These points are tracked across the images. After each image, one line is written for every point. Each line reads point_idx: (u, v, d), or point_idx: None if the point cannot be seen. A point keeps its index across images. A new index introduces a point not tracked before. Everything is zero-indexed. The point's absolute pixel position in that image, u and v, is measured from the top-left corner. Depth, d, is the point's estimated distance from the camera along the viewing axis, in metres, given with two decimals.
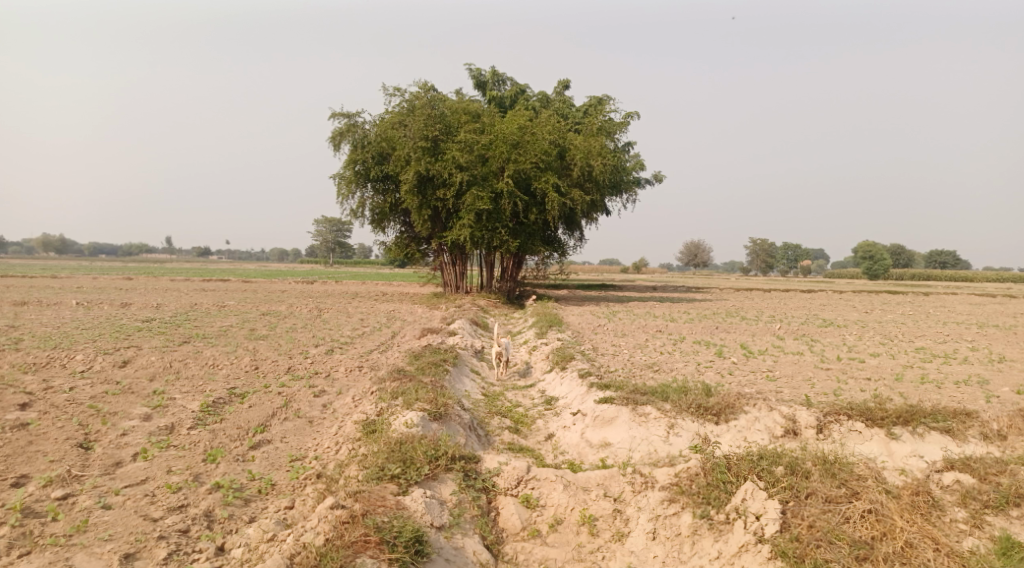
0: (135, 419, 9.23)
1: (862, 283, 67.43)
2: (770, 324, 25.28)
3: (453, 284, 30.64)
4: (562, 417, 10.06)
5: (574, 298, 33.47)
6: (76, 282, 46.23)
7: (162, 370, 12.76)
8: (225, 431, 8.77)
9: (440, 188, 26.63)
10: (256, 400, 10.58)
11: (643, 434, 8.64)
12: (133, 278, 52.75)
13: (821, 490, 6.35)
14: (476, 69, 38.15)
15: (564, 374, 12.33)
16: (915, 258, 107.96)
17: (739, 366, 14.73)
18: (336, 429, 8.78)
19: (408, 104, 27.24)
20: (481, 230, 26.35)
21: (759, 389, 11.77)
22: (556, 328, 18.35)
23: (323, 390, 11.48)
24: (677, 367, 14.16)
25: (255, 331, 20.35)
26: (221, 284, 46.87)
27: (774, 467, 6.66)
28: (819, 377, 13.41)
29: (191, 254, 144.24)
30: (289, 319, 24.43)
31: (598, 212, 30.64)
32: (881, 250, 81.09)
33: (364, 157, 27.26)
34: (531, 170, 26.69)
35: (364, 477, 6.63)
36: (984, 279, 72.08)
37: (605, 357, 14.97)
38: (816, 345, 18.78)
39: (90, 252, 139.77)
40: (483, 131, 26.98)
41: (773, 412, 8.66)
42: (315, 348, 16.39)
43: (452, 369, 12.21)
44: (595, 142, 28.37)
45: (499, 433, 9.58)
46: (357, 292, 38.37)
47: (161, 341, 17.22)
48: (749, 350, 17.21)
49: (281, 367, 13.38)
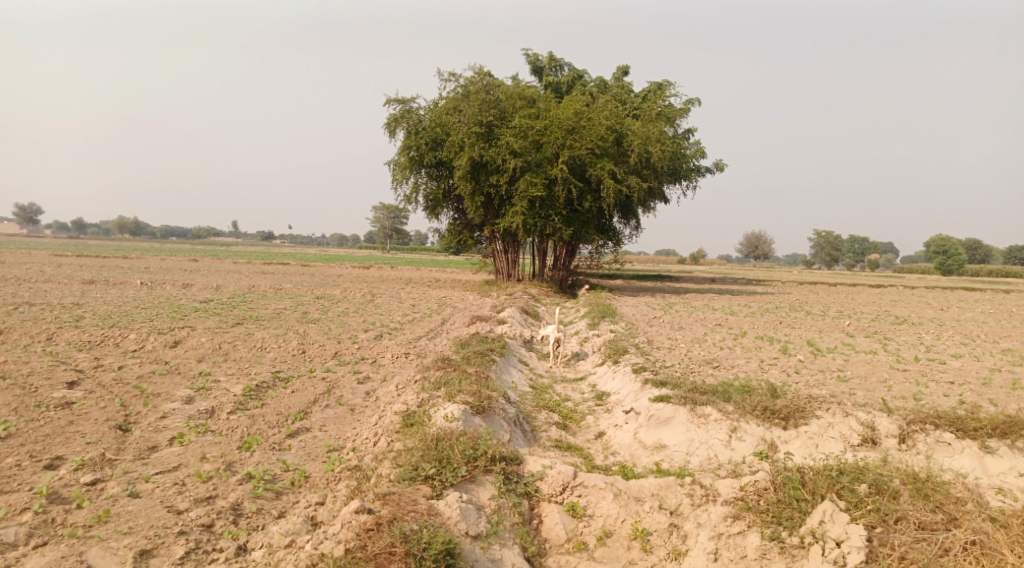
0: (176, 401, 9.05)
1: (936, 279, 64.39)
2: (838, 320, 24.09)
3: (506, 272, 30.22)
4: (614, 414, 9.50)
5: (629, 288, 32.70)
6: (143, 262, 47.60)
7: (210, 351, 12.66)
8: (264, 416, 8.50)
9: (494, 174, 26.16)
10: (300, 385, 10.33)
11: (703, 437, 8.06)
12: (196, 259, 54.03)
13: (913, 515, 5.63)
14: (533, 54, 37.54)
15: (617, 368, 11.74)
16: (993, 254, 102.64)
17: (806, 365, 13.88)
18: (376, 419, 8.41)
19: (463, 89, 26.87)
20: (534, 217, 25.81)
21: (828, 391, 10.98)
22: (610, 319, 17.71)
23: (368, 377, 11.19)
24: (739, 364, 13.41)
25: (307, 314, 20.32)
26: (281, 268, 47.57)
27: (857, 486, 5.96)
28: (895, 380, 12.51)
29: (256, 238, 148.33)
30: (342, 303, 24.40)
31: (656, 200, 29.74)
32: (957, 246, 77.23)
33: (419, 143, 26.95)
34: (586, 156, 25.99)
35: (398, 478, 6.22)
36: None
37: (661, 351, 14.31)
38: (889, 344, 17.71)
39: (160, 234, 145.16)
40: (538, 117, 26.41)
41: (849, 417, 8.02)
42: (363, 334, 16.17)
43: (500, 359, 11.78)
44: (653, 128, 27.47)
45: (546, 429, 9.09)
46: (411, 278, 38.38)
47: (213, 322, 17.26)
48: (815, 347, 16.29)
49: (328, 352, 13.16)
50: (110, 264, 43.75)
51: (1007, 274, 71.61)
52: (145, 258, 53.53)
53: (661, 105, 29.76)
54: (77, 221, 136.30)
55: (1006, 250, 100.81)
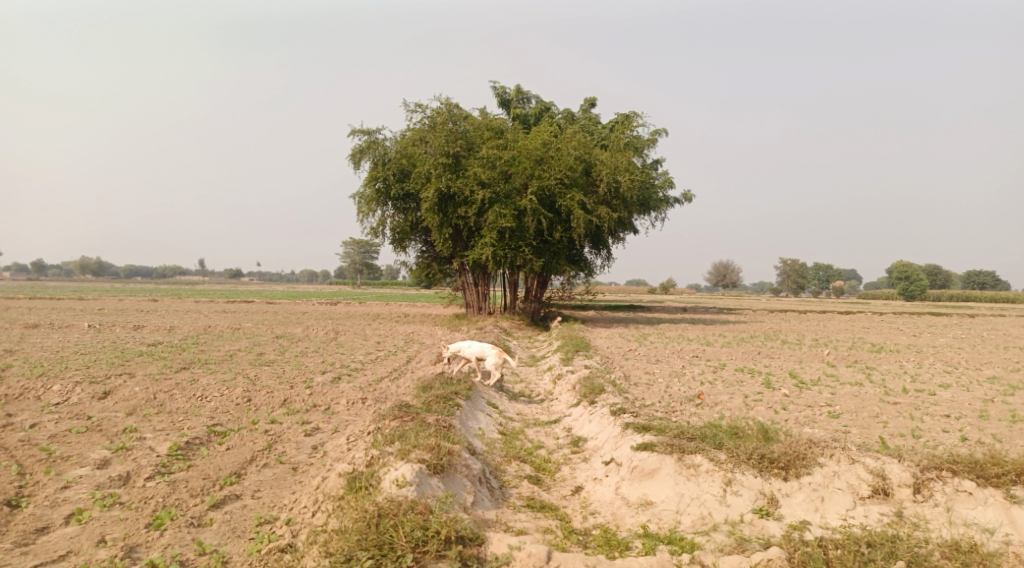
0: (87, 466, 7.81)
1: (901, 304, 65.09)
2: (816, 349, 23.48)
3: (475, 306, 29.19)
4: (592, 465, 8.46)
5: (602, 320, 31.86)
6: (98, 303, 45.51)
7: (143, 403, 11.38)
8: (187, 482, 7.31)
9: (462, 206, 25.31)
10: (238, 441, 9.14)
11: (694, 492, 7.08)
12: (157, 299, 52.03)
13: None
14: (500, 86, 37.09)
15: (593, 409, 10.73)
16: (953, 279, 104.69)
17: (793, 400, 13.03)
18: (319, 482, 7.26)
19: (429, 120, 26.08)
20: (504, 249, 24.92)
21: (823, 433, 10.07)
22: (584, 354, 16.75)
23: (318, 428, 10.02)
24: (723, 401, 12.48)
25: (262, 356, 19.03)
26: (244, 306, 45.93)
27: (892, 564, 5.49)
28: (889, 414, 11.77)
29: (223, 277, 145.66)
30: (302, 343, 23.13)
31: (627, 230, 29.11)
32: (920, 270, 78.24)
33: (385, 175, 26.01)
34: (555, 186, 25.31)
35: None
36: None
37: (639, 389, 13.38)
38: (873, 374, 16.97)
39: (126, 274, 142.53)
40: (506, 147, 25.72)
41: (856, 463, 7.09)
42: (320, 376, 14.94)
43: (465, 403, 10.69)
44: (622, 157, 26.94)
45: (517, 485, 8.06)
46: (378, 314, 37.09)
47: (156, 368, 15.90)
48: (799, 379, 15.47)
49: (276, 399, 11.97)
50: (65, 306, 41.79)
51: (970, 298, 72.49)
52: (102, 299, 51.33)
53: (630, 134, 29.29)
54: (36, 262, 132.33)
55: (967, 274, 102.67)
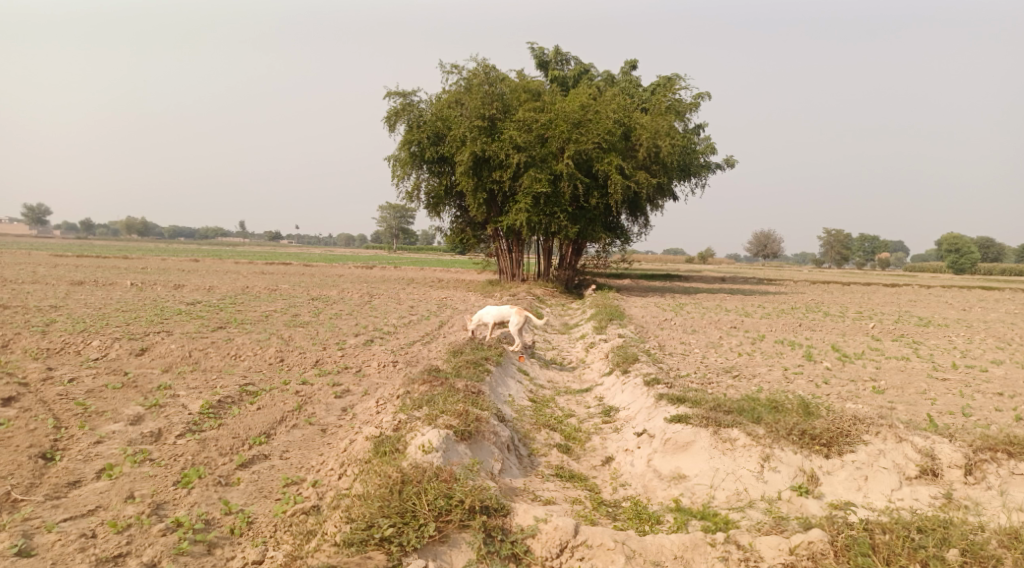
0: (120, 421, 7.86)
1: (948, 277, 63.19)
2: (859, 322, 22.83)
3: (510, 272, 28.99)
4: (624, 435, 8.25)
5: (637, 288, 31.44)
6: (141, 263, 46.43)
7: (178, 361, 11.48)
8: (217, 441, 7.30)
9: (497, 170, 24.97)
10: (268, 401, 9.13)
11: (730, 467, 6.83)
12: (198, 260, 52.91)
13: None
14: (538, 47, 36.33)
15: (626, 378, 10.51)
16: (1005, 252, 101.19)
17: (835, 374, 12.63)
18: (346, 445, 7.19)
19: (465, 82, 25.68)
20: (539, 215, 24.58)
21: (866, 409, 9.70)
22: (618, 322, 16.48)
23: (348, 390, 9.98)
24: (761, 374, 12.14)
25: (297, 317, 19.14)
26: (282, 268, 46.44)
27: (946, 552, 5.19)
28: (937, 391, 11.32)
29: (262, 239, 147.75)
30: (337, 305, 23.23)
31: (665, 197, 28.50)
32: (969, 243, 75.66)
33: (420, 138, 25.72)
34: (593, 151, 24.79)
35: (346, 541, 5.23)
36: None
37: (674, 359, 13.10)
38: (920, 349, 16.40)
39: (169, 235, 145.53)
40: (543, 110, 25.22)
41: (903, 442, 6.78)
42: (352, 339, 14.94)
43: (496, 369, 10.55)
44: (662, 121, 26.24)
45: (546, 453, 7.91)
46: (413, 278, 37.16)
47: (193, 327, 16.07)
48: (842, 352, 15.01)
49: (308, 360, 11.98)
50: (109, 265, 42.69)
51: (1022, 273, 69.93)
52: (146, 259, 52.40)
53: (671, 98, 28.49)
54: (84, 222, 135.74)
55: (1019, 248, 99.13)
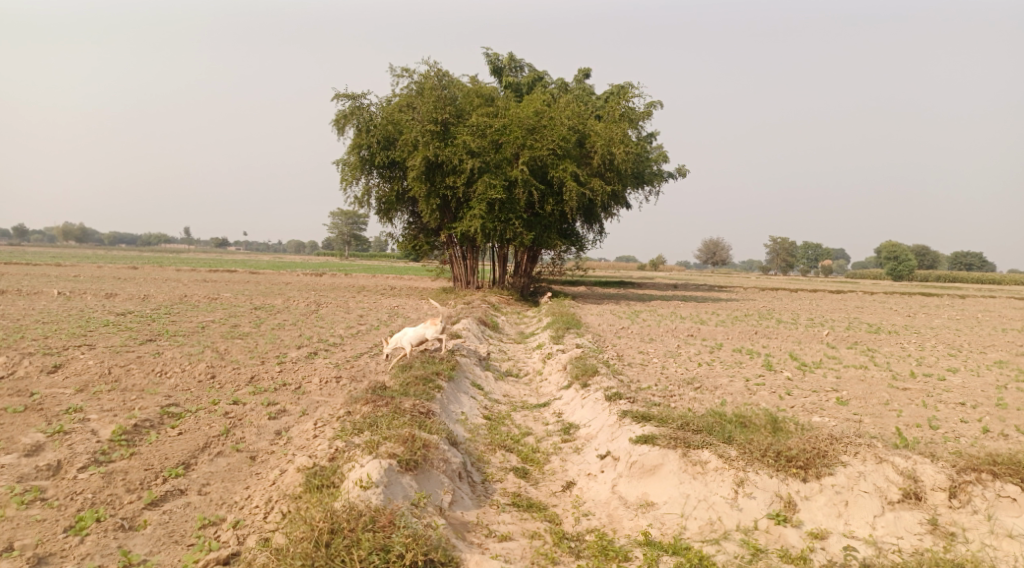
0: (14, 453, 6.90)
1: (889, 284, 64.94)
2: (813, 329, 22.75)
3: (463, 279, 28.25)
4: (585, 457, 7.63)
5: (592, 296, 31.04)
6: (75, 270, 44.10)
7: (96, 378, 10.44)
8: (126, 474, 6.41)
9: (450, 175, 24.25)
10: (193, 424, 8.22)
11: (701, 493, 6.28)
12: (138, 267, 50.70)
13: None
14: (493, 53, 35.76)
15: (587, 393, 9.90)
16: (940, 260, 104.81)
17: (797, 384, 12.26)
18: (276, 476, 6.38)
19: (417, 85, 24.93)
20: (494, 221, 23.93)
21: (834, 423, 9.28)
22: (575, 332, 15.88)
23: (284, 410, 9.12)
24: (723, 385, 11.69)
25: (236, 328, 18.04)
26: (227, 275, 44.69)
27: None
28: (901, 402, 11.04)
29: (208, 246, 143.70)
30: (281, 314, 22.16)
31: (619, 205, 28.18)
32: (908, 251, 77.92)
33: (370, 142, 24.83)
34: (548, 157, 24.31)
35: None
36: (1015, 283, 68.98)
37: (633, 370, 12.56)
38: (876, 357, 16.24)
39: (110, 241, 140.43)
40: (496, 115, 24.64)
41: (884, 462, 6.28)
42: (294, 352, 14.01)
43: (447, 385, 9.83)
44: (617, 128, 25.92)
45: (501, 479, 7.23)
46: (364, 286, 36.06)
47: (120, 339, 14.90)
48: (801, 362, 14.71)
49: (243, 376, 11.06)
50: (38, 273, 40.26)
51: (957, 279, 72.27)
52: (80, 266, 49.89)
53: (625, 105, 28.21)
54: (17, 228, 129.89)
55: (954, 255, 102.73)
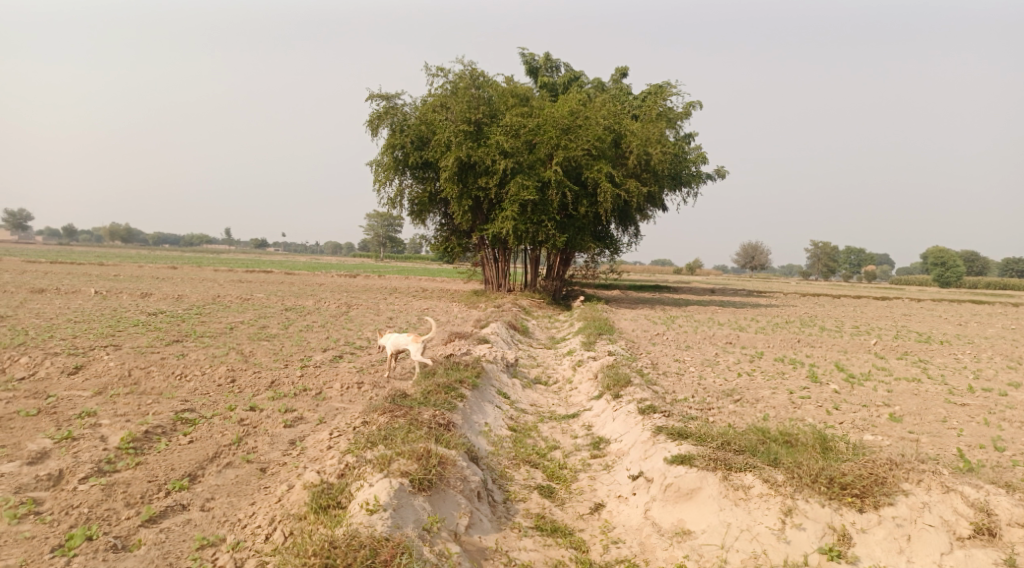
0: (17, 460, 6.63)
1: (934, 290, 62.99)
2: (859, 338, 21.78)
3: (495, 282, 27.78)
4: (616, 476, 7.09)
5: (627, 300, 30.38)
6: (116, 270, 44.71)
7: (115, 381, 10.20)
8: (128, 486, 6.06)
9: (483, 176, 23.81)
10: (205, 432, 7.88)
11: (744, 522, 5.72)
12: (177, 267, 51.35)
13: None
14: (528, 54, 35.32)
15: (618, 404, 9.35)
16: (989, 266, 101.38)
17: (845, 398, 11.53)
18: (284, 492, 5.98)
19: (451, 85, 24.57)
20: (526, 223, 23.41)
21: (888, 443, 8.58)
22: (608, 338, 15.29)
23: (301, 418, 8.73)
24: (764, 397, 11.03)
25: (264, 330, 17.85)
26: (262, 276, 44.94)
27: None
28: (960, 419, 10.25)
29: (249, 246, 145.92)
30: (311, 316, 21.97)
31: (655, 207, 27.49)
32: (956, 257, 75.31)
33: (403, 142, 24.54)
34: (582, 157, 23.78)
35: None
36: None
37: (669, 380, 11.94)
38: (929, 369, 15.34)
39: (154, 242, 143.51)
40: (531, 116, 24.17)
41: (951, 492, 5.65)
42: (319, 355, 13.68)
43: (472, 394, 9.37)
44: (654, 128, 25.24)
45: (526, 498, 6.73)
46: (396, 288, 35.93)
47: (146, 340, 14.75)
48: (848, 373, 13.91)
49: (263, 380, 10.72)
50: (80, 272, 40.87)
51: (1008, 286, 69.69)
52: (121, 265, 50.62)
53: (662, 105, 27.49)
54: (66, 228, 133.57)
55: (1004, 262, 99.29)
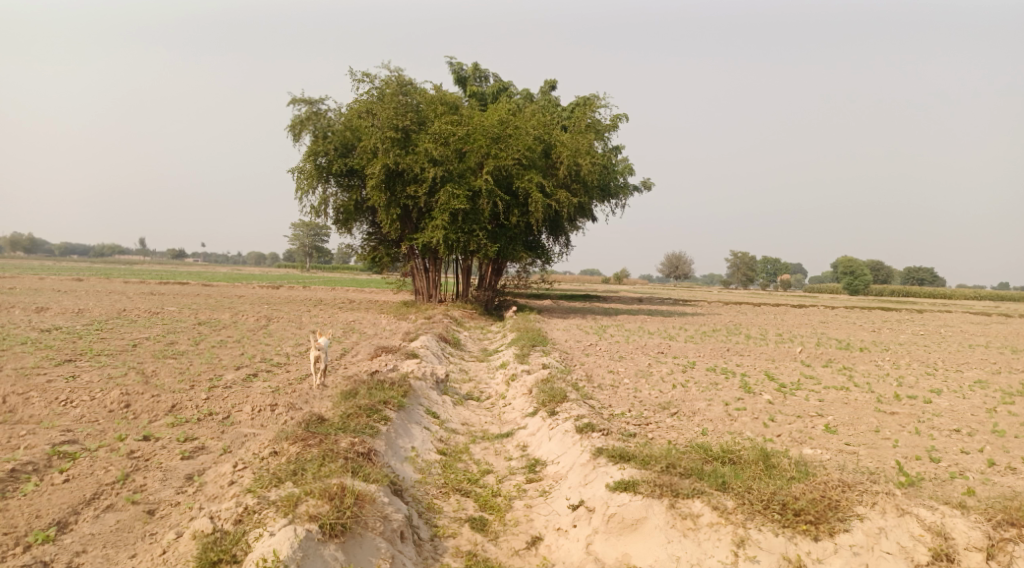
0: None
1: (846, 298, 65.91)
2: (784, 345, 22.04)
3: (425, 293, 26.94)
4: (554, 503, 6.53)
5: (557, 310, 30.10)
6: (12, 282, 41.50)
7: None
8: None
9: (411, 184, 23.02)
10: (87, 467, 6.88)
11: (694, 555, 5.26)
12: (83, 278, 48.10)
13: None
14: (456, 62, 34.79)
15: (554, 423, 8.77)
16: (894, 275, 106.79)
17: (779, 409, 11.31)
18: (171, 540, 5.13)
19: (377, 91, 23.72)
20: (457, 232, 22.74)
21: (830, 457, 8.31)
22: (541, 350, 14.77)
23: (203, 447, 7.81)
24: (701, 410, 10.71)
25: (172, 346, 16.52)
26: (177, 288, 42.59)
27: None
28: (893, 429, 10.17)
29: (164, 257, 139.84)
30: (226, 331, 20.66)
31: (586, 217, 27.32)
32: (864, 266, 78.78)
33: (327, 149, 23.51)
34: (513, 167, 23.34)
35: None
36: (963, 296, 70.26)
37: (605, 393, 11.49)
38: (855, 376, 15.47)
39: (60, 252, 135.77)
40: (460, 123, 23.58)
41: (907, 515, 5.32)
42: (230, 374, 12.63)
43: (397, 415, 8.62)
44: (583, 139, 25.08)
45: (456, 533, 6.07)
46: (321, 299, 34.62)
47: (33, 360, 13.32)
48: (780, 383, 13.81)
49: (163, 404, 9.67)
50: None
51: (912, 293, 73.39)
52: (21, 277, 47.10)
53: (591, 116, 27.39)
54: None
55: (907, 270, 104.80)
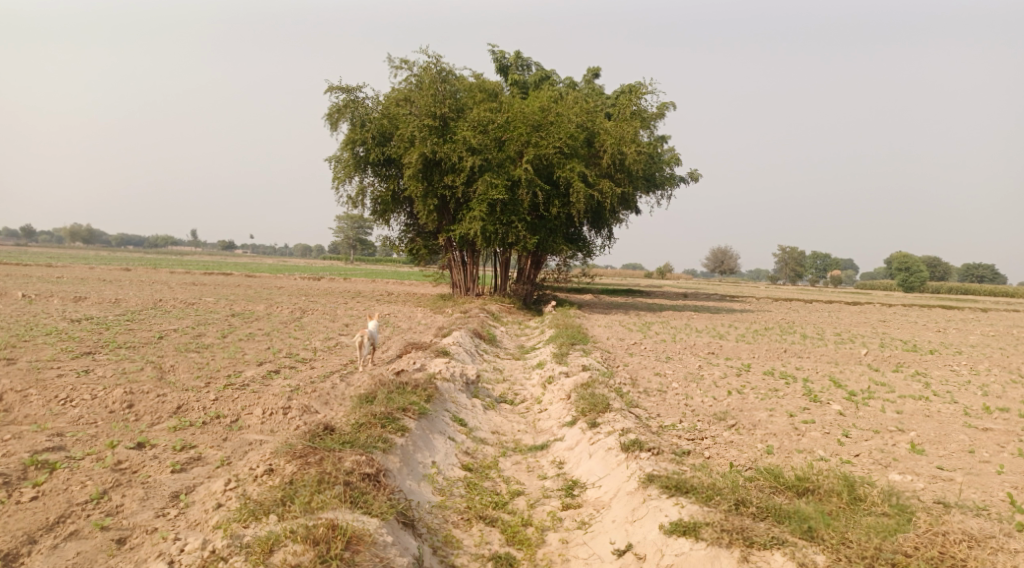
0: None
1: (901, 295, 63.27)
2: (845, 347, 20.48)
3: (463, 286, 25.98)
4: (594, 543, 5.48)
5: (600, 305, 28.89)
6: (60, 272, 42.03)
7: None
8: None
9: (449, 173, 22.08)
10: (63, 481, 6.03)
11: None
12: (130, 269, 48.55)
13: None
14: (499, 51, 33.70)
15: (595, 437, 7.66)
16: (952, 272, 102.42)
17: (851, 422, 9.97)
18: None
19: (416, 79, 22.79)
20: (495, 224, 21.75)
21: (923, 486, 7.04)
22: (581, 348, 13.61)
23: (199, 457, 6.92)
24: (763, 422, 9.47)
25: (198, 339, 15.85)
26: (220, 278, 42.53)
27: None
28: (990, 449, 8.80)
29: (215, 248, 142.80)
30: (258, 323, 20.05)
31: (629, 209, 26.05)
32: (921, 262, 75.31)
33: (364, 138, 22.59)
34: (554, 156, 22.19)
35: None
36: None
37: (652, 400, 10.31)
38: (932, 383, 13.94)
39: (115, 242, 139.39)
40: (499, 111, 22.51)
41: None
42: (250, 370, 11.82)
43: (416, 425, 7.60)
44: (628, 126, 23.65)
45: None
46: (359, 291, 34.01)
47: (50, 352, 12.74)
48: (849, 390, 12.40)
49: (168, 406, 8.84)
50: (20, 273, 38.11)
51: (972, 291, 69.96)
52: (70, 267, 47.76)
53: (637, 102, 26.00)
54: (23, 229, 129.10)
55: (965, 268, 100.37)
